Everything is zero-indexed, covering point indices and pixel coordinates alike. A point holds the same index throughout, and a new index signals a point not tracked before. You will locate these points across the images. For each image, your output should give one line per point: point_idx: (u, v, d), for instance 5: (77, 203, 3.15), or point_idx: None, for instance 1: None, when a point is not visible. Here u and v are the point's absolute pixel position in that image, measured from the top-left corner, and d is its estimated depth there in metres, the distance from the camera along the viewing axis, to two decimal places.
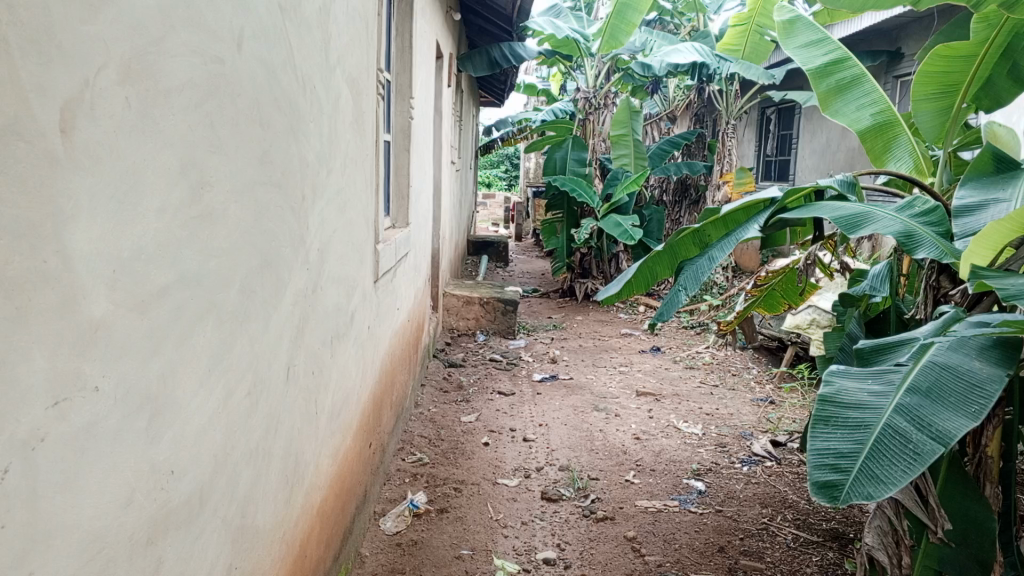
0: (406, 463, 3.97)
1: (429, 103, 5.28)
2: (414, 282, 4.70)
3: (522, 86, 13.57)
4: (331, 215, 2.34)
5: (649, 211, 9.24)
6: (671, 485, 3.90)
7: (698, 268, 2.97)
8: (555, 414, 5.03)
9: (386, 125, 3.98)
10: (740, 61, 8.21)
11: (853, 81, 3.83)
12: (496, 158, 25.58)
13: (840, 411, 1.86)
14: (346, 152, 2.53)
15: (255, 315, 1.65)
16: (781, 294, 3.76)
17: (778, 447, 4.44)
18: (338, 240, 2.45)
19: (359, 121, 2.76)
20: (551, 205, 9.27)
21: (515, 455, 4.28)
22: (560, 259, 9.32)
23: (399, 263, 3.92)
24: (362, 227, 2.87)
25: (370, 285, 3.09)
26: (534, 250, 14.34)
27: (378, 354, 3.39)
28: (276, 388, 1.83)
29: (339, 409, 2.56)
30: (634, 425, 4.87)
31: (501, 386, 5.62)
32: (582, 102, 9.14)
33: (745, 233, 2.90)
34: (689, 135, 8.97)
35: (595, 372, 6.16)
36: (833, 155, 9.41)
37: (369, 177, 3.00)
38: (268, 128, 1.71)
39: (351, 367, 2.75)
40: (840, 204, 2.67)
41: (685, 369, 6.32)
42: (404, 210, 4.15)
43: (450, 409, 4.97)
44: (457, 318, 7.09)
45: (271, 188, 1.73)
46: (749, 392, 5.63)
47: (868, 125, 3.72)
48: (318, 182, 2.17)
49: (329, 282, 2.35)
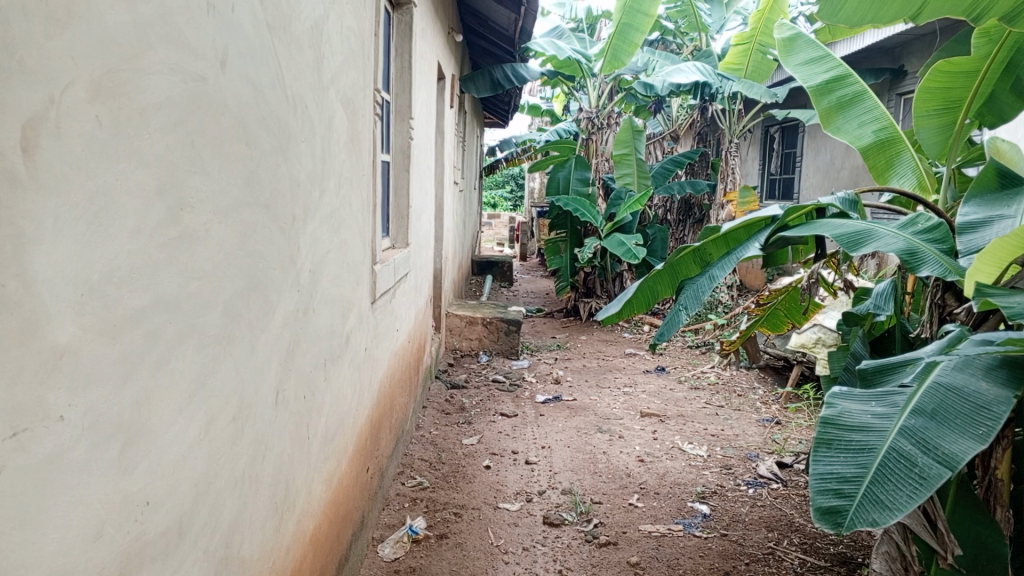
0: (405, 487, 3.92)
1: (431, 124, 5.28)
2: (415, 303, 4.68)
3: (527, 107, 13.64)
4: (325, 236, 2.32)
5: (652, 230, 9.22)
6: (675, 508, 3.83)
7: (699, 287, 2.92)
8: (557, 436, 4.97)
9: (385, 145, 3.98)
10: (742, 80, 8.22)
11: (854, 97, 3.80)
12: (500, 179, 25.63)
13: (843, 434, 1.81)
14: (341, 174, 2.52)
15: (240, 338, 1.62)
16: (784, 313, 3.69)
17: (783, 469, 4.38)
18: (332, 260, 2.43)
19: (355, 141, 2.74)
20: (555, 224, 9.26)
21: (517, 478, 4.21)
22: (564, 278, 9.28)
23: (398, 284, 3.89)
24: (358, 248, 2.85)
25: (367, 307, 3.06)
26: (539, 270, 14.33)
27: (376, 377, 3.35)
28: (264, 412, 1.79)
29: (333, 433, 2.52)
30: (638, 446, 4.80)
31: (503, 407, 5.57)
32: (585, 122, 9.16)
33: (747, 252, 2.85)
34: (692, 154, 8.96)
35: (599, 392, 6.11)
36: (837, 172, 9.38)
37: (366, 198, 2.99)
38: (256, 147, 1.69)
39: (346, 391, 2.72)
40: (841, 222, 2.62)
41: (690, 389, 6.25)
42: (404, 230, 4.13)
43: (452, 431, 4.92)
44: (460, 339, 7.05)
45: (258, 208, 1.71)
46: (755, 413, 5.57)
47: (870, 142, 3.69)
48: (311, 203, 2.14)
49: (322, 304, 2.32)
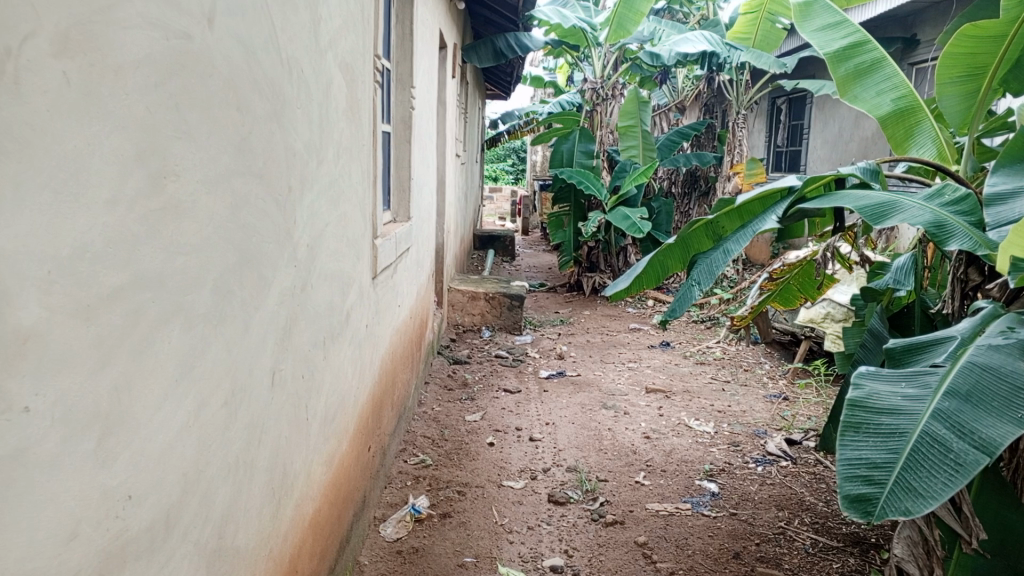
0: (408, 465, 3.84)
1: (432, 93, 5.13)
2: (417, 278, 4.58)
3: (529, 78, 13.43)
4: (322, 208, 2.21)
5: (657, 203, 9.11)
6: (683, 486, 3.76)
7: (712, 262, 2.82)
8: (562, 412, 4.89)
9: (386, 114, 3.85)
10: (751, 49, 8.04)
11: (872, 65, 3.68)
12: (502, 152, 25.37)
13: (871, 417, 1.71)
14: (339, 142, 2.40)
15: (232, 317, 1.52)
16: (797, 288, 3.59)
17: (792, 446, 4.30)
18: (330, 233, 2.32)
19: (354, 108, 2.62)
20: (558, 197, 9.12)
21: (521, 455, 4.14)
22: (568, 253, 9.04)
23: (400, 259, 3.79)
24: (358, 221, 2.74)
25: (367, 282, 2.96)
26: (541, 244, 14.20)
27: (377, 355, 3.26)
28: (259, 393, 1.70)
29: (333, 413, 2.43)
30: (645, 423, 4.72)
31: (507, 383, 5.48)
32: (590, 92, 8.99)
33: (763, 225, 2.75)
34: (698, 126, 8.81)
35: (604, 368, 6.02)
36: (846, 144, 9.21)
37: (365, 170, 2.87)
38: (248, 113, 1.57)
39: (346, 368, 2.62)
40: (864, 193, 2.52)
41: (695, 364, 6.16)
42: (405, 203, 4.01)
43: (455, 408, 4.84)
44: (462, 314, 6.96)
45: (251, 177, 1.60)
46: (762, 389, 5.49)
47: (889, 110, 3.57)
48: (308, 173, 2.04)
49: (320, 279, 2.21)
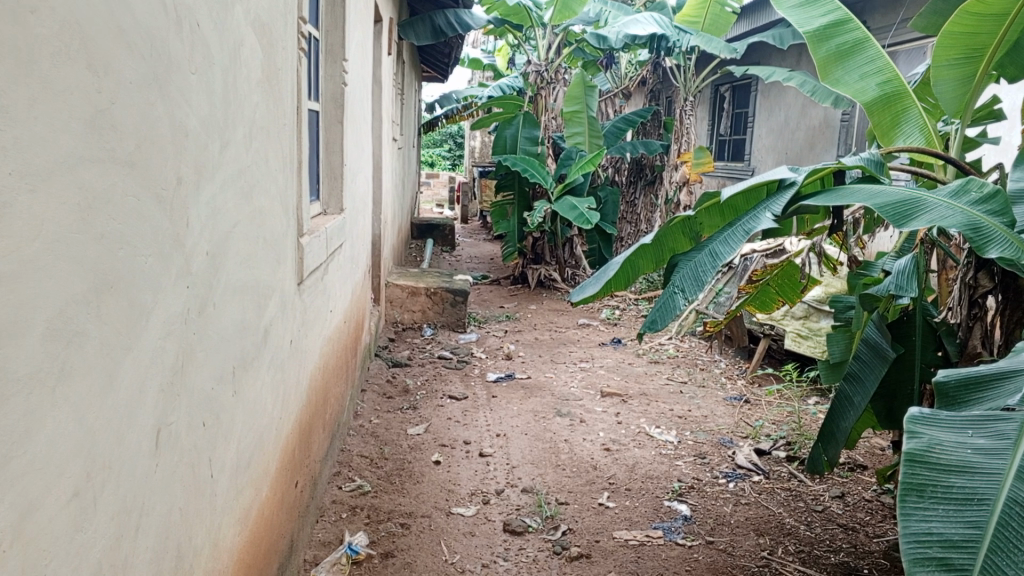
0: (342, 493, 3.38)
1: (366, 70, 4.62)
2: (351, 276, 4.09)
3: (467, 61, 12.96)
4: (229, 205, 1.72)
5: (603, 192, 8.84)
6: (652, 509, 3.41)
7: (696, 266, 2.45)
8: (513, 422, 4.48)
9: (314, 91, 3.35)
10: (700, 34, 7.65)
11: (856, 45, 3.37)
12: (439, 137, 24.78)
13: (937, 477, 1.52)
14: (252, 119, 1.92)
15: (87, 371, 1.05)
16: (777, 291, 3.27)
17: (762, 457, 4.00)
18: (241, 236, 1.84)
19: (271, 79, 2.13)
20: (501, 186, 8.69)
21: (471, 476, 3.72)
22: (511, 243, 8.76)
23: (331, 257, 3.31)
24: (279, 219, 2.26)
25: (292, 289, 2.48)
26: (482, 233, 13.76)
27: (305, 373, 2.79)
28: (136, 466, 1.23)
29: (247, 460, 1.97)
30: (603, 433, 4.36)
31: (451, 389, 5.05)
32: (534, 75, 8.56)
33: (758, 224, 2.40)
34: (644, 112, 8.57)
35: (554, 369, 5.64)
36: (791, 133, 9.05)
37: (289, 157, 2.39)
38: (111, 75, 1.09)
39: (265, 399, 2.15)
40: (878, 192, 2.20)
41: (650, 364, 5.84)
42: (336, 193, 3.53)
43: (395, 420, 4.38)
44: (402, 311, 6.47)
45: (115, 166, 1.12)
46: (721, 390, 5.19)
47: (874, 96, 3.26)
48: (208, 161, 1.55)
49: (227, 296, 1.73)
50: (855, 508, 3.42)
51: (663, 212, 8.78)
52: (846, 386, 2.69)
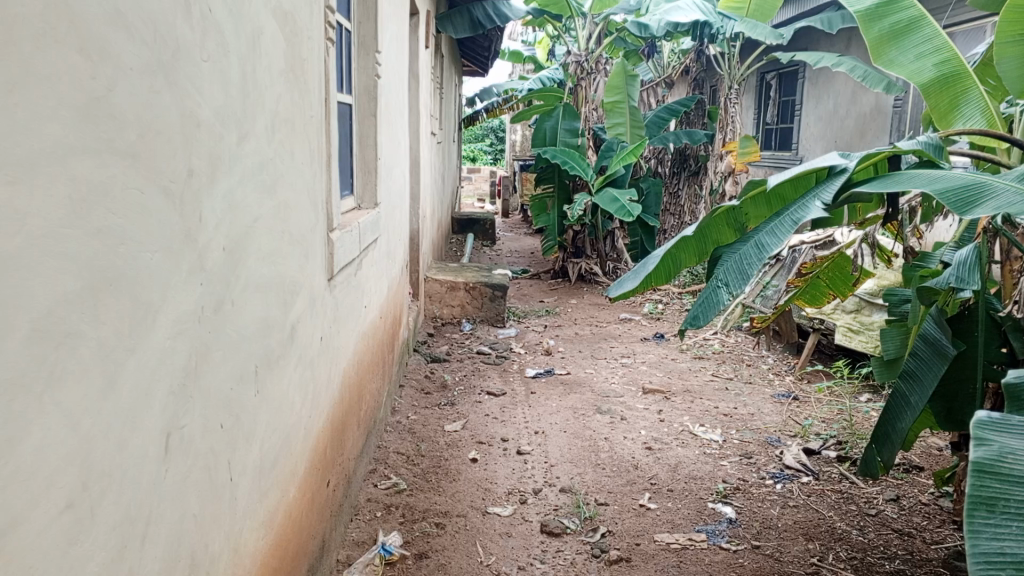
0: (378, 491, 3.33)
1: (401, 62, 4.57)
2: (387, 272, 4.05)
3: (507, 53, 12.88)
4: (249, 199, 1.67)
5: (646, 184, 8.68)
6: (695, 511, 3.29)
7: (741, 259, 2.33)
8: (552, 419, 4.39)
9: (347, 84, 3.30)
10: (745, 20, 7.42)
11: (910, 25, 3.19)
12: (480, 131, 24.74)
13: (1008, 490, 1.40)
14: (275, 110, 1.87)
15: (82, 376, 0.99)
16: (827, 285, 3.11)
17: (811, 457, 3.85)
18: (262, 231, 1.79)
19: (295, 69, 2.07)
20: (541, 178, 8.58)
21: (509, 474, 3.64)
22: (551, 237, 8.62)
23: (365, 252, 3.26)
24: (306, 213, 2.21)
25: (322, 285, 2.43)
26: (524, 227, 13.66)
27: (337, 370, 2.74)
28: (143, 472, 1.17)
29: (273, 461, 1.91)
30: (644, 431, 4.24)
31: (490, 385, 4.97)
32: (574, 66, 8.43)
33: (807, 213, 2.26)
34: (687, 101, 8.40)
35: (595, 365, 5.53)
36: (841, 120, 8.76)
37: (317, 150, 2.34)
38: (108, 61, 1.03)
39: (292, 397, 2.10)
40: (938, 179, 2.05)
41: (694, 359, 5.69)
42: (370, 187, 3.48)
43: (432, 416, 4.33)
44: (441, 306, 6.42)
45: (114, 157, 1.06)
46: (769, 387, 5.03)
47: (931, 76, 3.07)
48: (222, 154, 1.49)
49: (248, 293, 1.68)
50: (910, 513, 3.26)
51: (708, 204, 8.59)
52: (902, 384, 2.55)
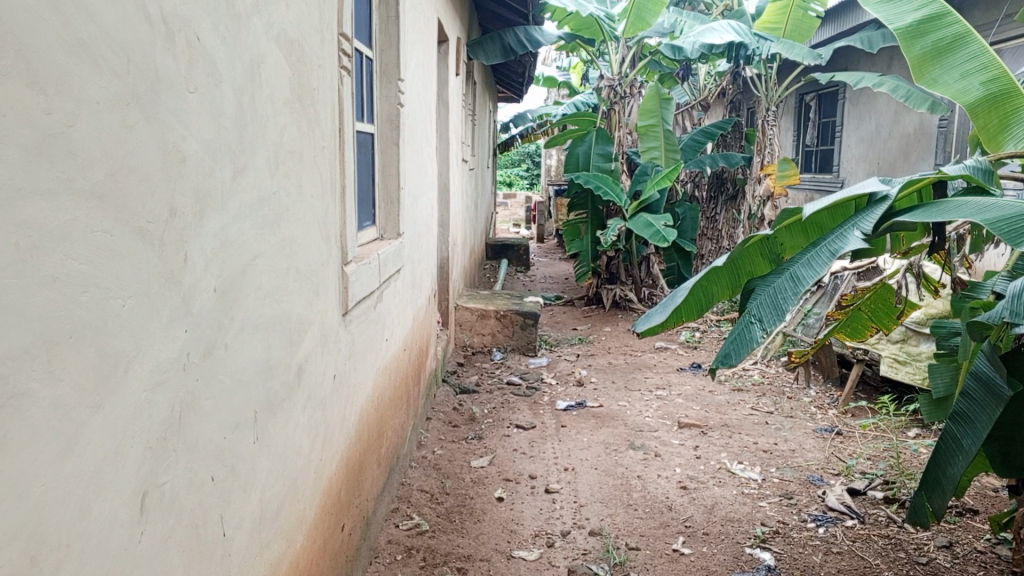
0: (399, 532, 3.21)
1: (428, 89, 4.52)
2: (412, 303, 3.97)
3: (542, 79, 12.87)
4: (245, 235, 1.59)
5: (682, 209, 8.54)
6: (732, 557, 3.11)
7: (776, 293, 2.18)
8: (582, 454, 4.24)
9: (369, 113, 3.24)
10: (782, 41, 7.26)
11: (954, 42, 3.04)
12: (516, 156, 24.80)
13: None
14: (278, 142, 1.79)
15: (33, 442, 0.90)
16: (869, 317, 2.93)
17: (856, 498, 3.63)
18: (262, 268, 1.70)
19: (303, 100, 2.00)
20: (574, 204, 8.47)
21: (536, 514, 3.50)
22: (585, 263, 8.55)
23: (386, 284, 3.17)
24: (316, 247, 2.13)
25: (335, 321, 2.34)
26: (558, 253, 13.55)
27: (354, 407, 2.64)
28: (111, 539, 1.07)
29: (276, 510, 1.81)
30: (679, 469, 4.06)
31: (519, 418, 4.84)
32: (607, 91, 8.34)
33: (846, 244, 2.11)
34: (723, 124, 8.27)
35: (629, 397, 5.36)
36: (884, 141, 8.52)
37: (329, 182, 2.26)
38: (66, 94, 0.95)
39: (299, 440, 2.00)
40: (990, 208, 1.90)
41: (732, 391, 5.49)
42: (393, 217, 3.40)
43: (458, 451, 4.21)
44: (471, 335, 6.32)
45: (74, 198, 0.98)
46: (811, 421, 4.81)
47: (979, 95, 2.91)
48: (213, 189, 1.41)
49: (245, 335, 1.59)
50: (966, 562, 3.03)
51: (746, 229, 8.40)
52: (953, 426, 2.36)
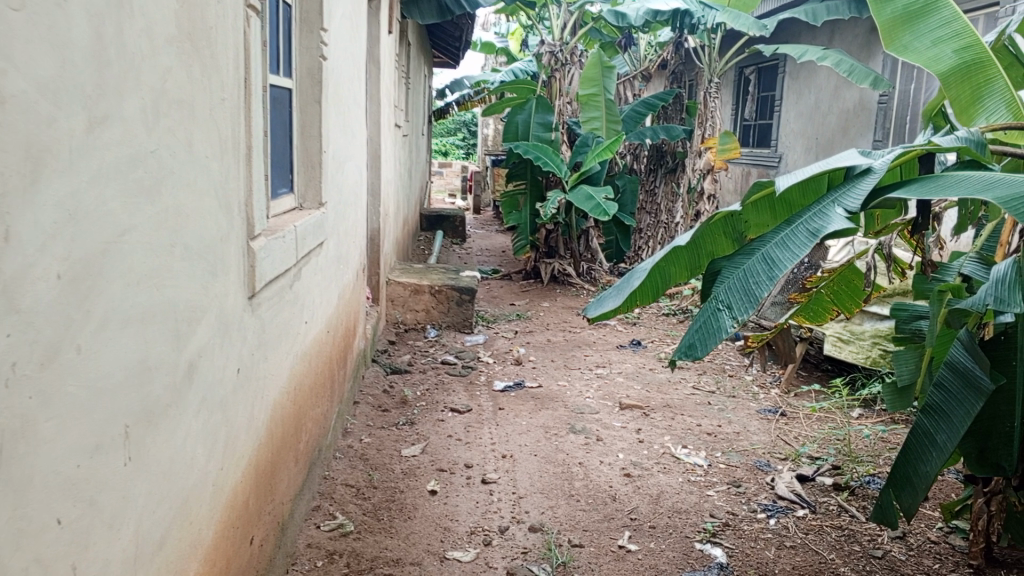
0: (320, 534, 2.91)
1: (357, 45, 4.12)
2: (338, 279, 3.62)
3: (479, 44, 12.47)
4: (109, 205, 1.25)
5: (621, 180, 8.40)
6: (681, 554, 2.92)
7: (746, 275, 1.95)
8: (521, 440, 4.00)
9: (286, 66, 2.88)
10: (727, 10, 7.05)
11: (926, 5, 2.86)
12: (453, 125, 24.29)
13: None
14: (159, 89, 1.44)
15: None
16: (831, 300, 2.76)
17: (805, 485, 3.50)
18: (135, 246, 1.36)
19: (195, 39, 1.64)
20: (513, 174, 8.17)
21: (471, 509, 3.24)
22: (523, 236, 8.27)
23: (304, 261, 2.83)
24: (213, 218, 1.78)
25: (239, 305, 2.00)
26: (495, 224, 13.25)
27: (264, 402, 2.30)
28: None
29: (159, 540, 1.49)
30: (622, 454, 3.85)
31: (454, 400, 4.56)
32: (548, 56, 8.00)
33: (828, 224, 1.91)
34: (665, 96, 8.11)
35: (568, 377, 5.14)
36: (822, 116, 8.47)
37: (230, 141, 1.91)
38: None
39: (191, 450, 1.67)
40: (992, 185, 1.73)
41: (674, 370, 5.32)
42: (314, 184, 3.05)
43: (389, 438, 3.91)
44: (404, 311, 5.98)
45: None
46: (753, 402, 4.68)
47: (951, 64, 2.75)
48: (52, 143, 1.07)
49: (109, 332, 1.26)
50: (920, 554, 2.91)
51: (685, 202, 8.28)
52: (927, 420, 2.21)
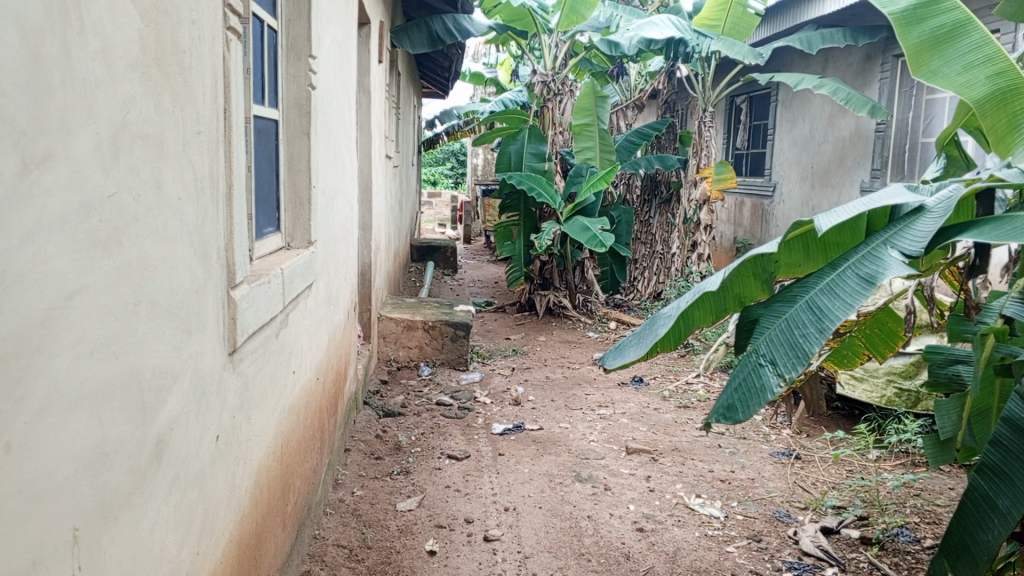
0: None
1: (347, 74, 3.93)
2: (327, 321, 3.39)
3: (469, 74, 12.38)
4: (51, 261, 1.02)
5: (617, 212, 8.26)
6: None
7: (791, 327, 1.74)
8: (524, 490, 3.75)
9: (272, 96, 2.67)
10: (721, 38, 6.96)
11: (955, 28, 2.70)
12: (441, 154, 24.19)
13: None
14: (118, 121, 1.22)
15: None
16: (864, 345, 2.62)
17: (831, 538, 3.27)
18: (88, 309, 1.13)
19: (165, 63, 1.43)
20: (506, 206, 7.98)
21: (474, 570, 2.99)
22: (517, 268, 8.07)
23: (292, 305, 2.60)
24: (187, 268, 1.56)
25: (217, 363, 1.77)
26: (486, 255, 13.05)
27: (247, 467, 2.06)
28: None
29: None
30: (633, 505, 3.61)
31: (451, 446, 4.31)
32: (540, 87, 7.81)
33: (882, 270, 1.71)
34: (659, 126, 8.01)
35: (570, 418, 4.90)
36: (818, 145, 8.36)
37: (208, 180, 1.70)
38: None
39: (161, 539, 1.43)
40: None
41: (679, 409, 5.09)
42: (302, 222, 2.83)
43: (382, 491, 3.65)
44: (396, 348, 5.73)
45: None
46: (765, 443, 4.45)
47: (984, 90, 2.57)
48: None
49: (53, 415, 1.02)
50: None
51: (682, 232, 8.16)
52: (984, 482, 1.98)
